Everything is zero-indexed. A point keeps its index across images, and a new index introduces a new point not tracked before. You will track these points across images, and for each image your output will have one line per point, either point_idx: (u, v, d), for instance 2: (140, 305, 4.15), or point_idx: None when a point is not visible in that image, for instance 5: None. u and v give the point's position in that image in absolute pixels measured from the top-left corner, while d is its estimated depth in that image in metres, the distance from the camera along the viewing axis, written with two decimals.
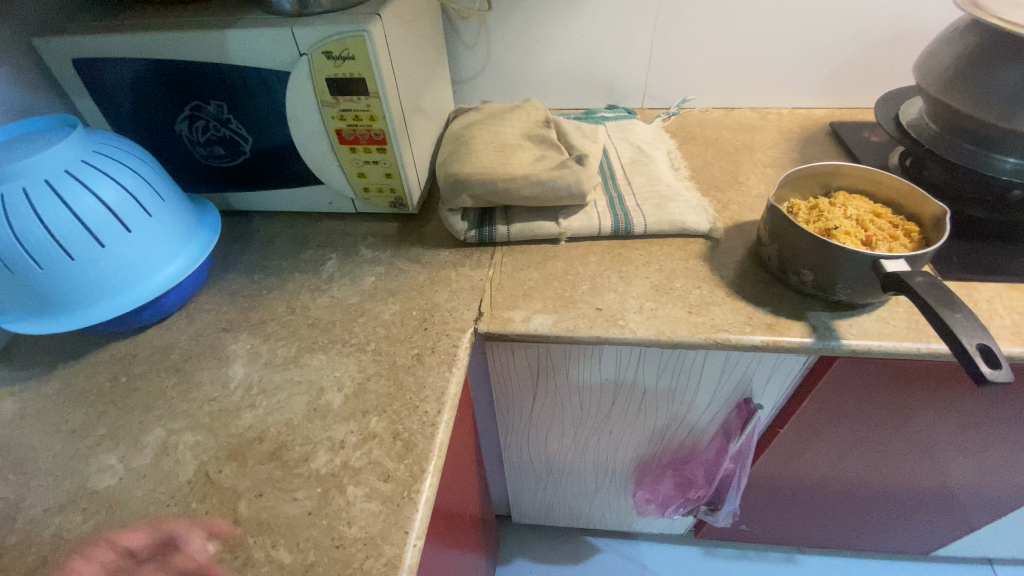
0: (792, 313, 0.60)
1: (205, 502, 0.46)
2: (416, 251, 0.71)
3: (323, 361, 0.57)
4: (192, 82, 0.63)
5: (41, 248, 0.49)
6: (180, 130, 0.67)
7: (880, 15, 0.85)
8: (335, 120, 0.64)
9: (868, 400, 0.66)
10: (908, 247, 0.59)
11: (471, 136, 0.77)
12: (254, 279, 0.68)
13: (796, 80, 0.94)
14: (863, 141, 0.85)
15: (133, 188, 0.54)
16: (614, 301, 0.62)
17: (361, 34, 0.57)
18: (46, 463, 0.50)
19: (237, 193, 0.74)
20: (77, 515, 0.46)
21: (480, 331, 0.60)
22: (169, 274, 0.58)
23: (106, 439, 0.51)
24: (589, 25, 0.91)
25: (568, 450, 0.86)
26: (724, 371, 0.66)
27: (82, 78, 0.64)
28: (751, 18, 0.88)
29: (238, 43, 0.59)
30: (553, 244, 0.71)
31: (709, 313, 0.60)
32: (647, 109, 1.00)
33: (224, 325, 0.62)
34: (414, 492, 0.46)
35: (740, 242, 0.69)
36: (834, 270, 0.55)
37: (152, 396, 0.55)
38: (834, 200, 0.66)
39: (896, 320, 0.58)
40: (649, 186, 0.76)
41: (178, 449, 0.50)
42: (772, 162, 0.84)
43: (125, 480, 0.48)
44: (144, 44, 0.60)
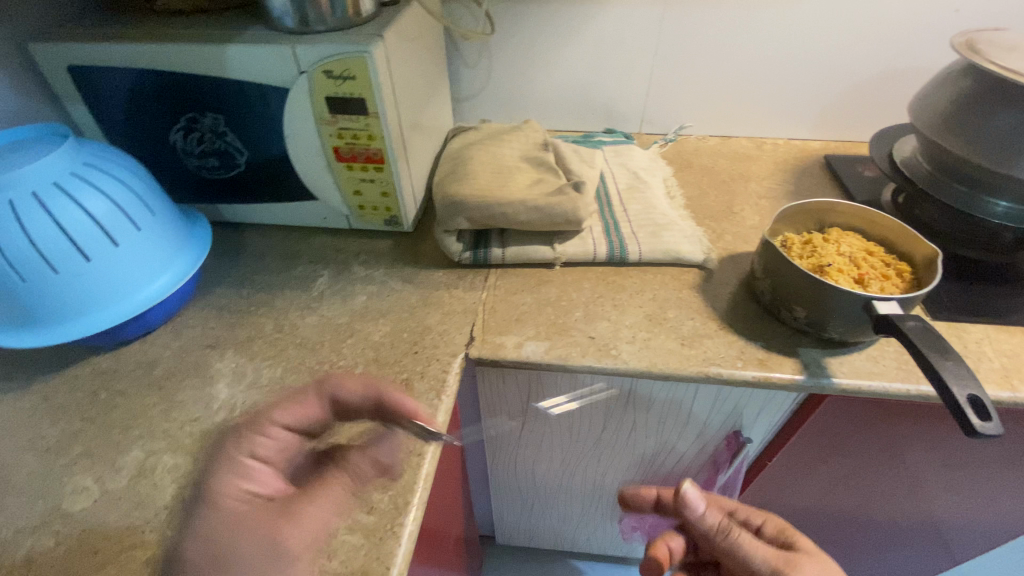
0: (785, 348, 0.59)
1: (181, 530, 0.45)
2: (410, 271, 0.70)
3: (309, 383, 0.56)
4: (189, 95, 0.62)
5: (25, 261, 0.49)
6: (175, 140, 0.67)
7: (876, 52, 0.87)
8: (332, 138, 0.63)
9: (858, 436, 0.66)
10: (899, 287, 0.59)
11: (469, 156, 0.77)
12: (242, 294, 0.67)
13: (792, 111, 0.96)
14: (857, 176, 0.86)
15: (123, 203, 0.54)
16: (607, 330, 0.62)
17: (362, 55, 0.56)
18: (18, 482, 0.49)
19: (230, 205, 0.73)
20: (49, 539, 0.45)
21: (471, 356, 0.60)
22: (156, 289, 0.57)
23: (82, 459, 0.50)
24: (590, 49, 0.92)
25: (556, 475, 0.85)
26: (715, 404, 0.66)
27: (76, 84, 0.63)
28: (749, 51, 0.89)
29: (238, 59, 0.58)
30: (548, 268, 0.70)
31: (701, 346, 0.60)
32: (645, 134, 1.01)
33: (210, 342, 0.61)
34: (397, 525, 0.47)
35: (734, 273, 0.69)
36: (827, 309, 0.55)
37: (131, 414, 0.54)
38: (828, 236, 0.66)
39: (886, 360, 0.58)
40: (645, 213, 0.75)
41: (156, 472, 0.49)
42: (767, 194, 0.84)
43: (100, 503, 0.47)
44: (141, 55, 0.59)
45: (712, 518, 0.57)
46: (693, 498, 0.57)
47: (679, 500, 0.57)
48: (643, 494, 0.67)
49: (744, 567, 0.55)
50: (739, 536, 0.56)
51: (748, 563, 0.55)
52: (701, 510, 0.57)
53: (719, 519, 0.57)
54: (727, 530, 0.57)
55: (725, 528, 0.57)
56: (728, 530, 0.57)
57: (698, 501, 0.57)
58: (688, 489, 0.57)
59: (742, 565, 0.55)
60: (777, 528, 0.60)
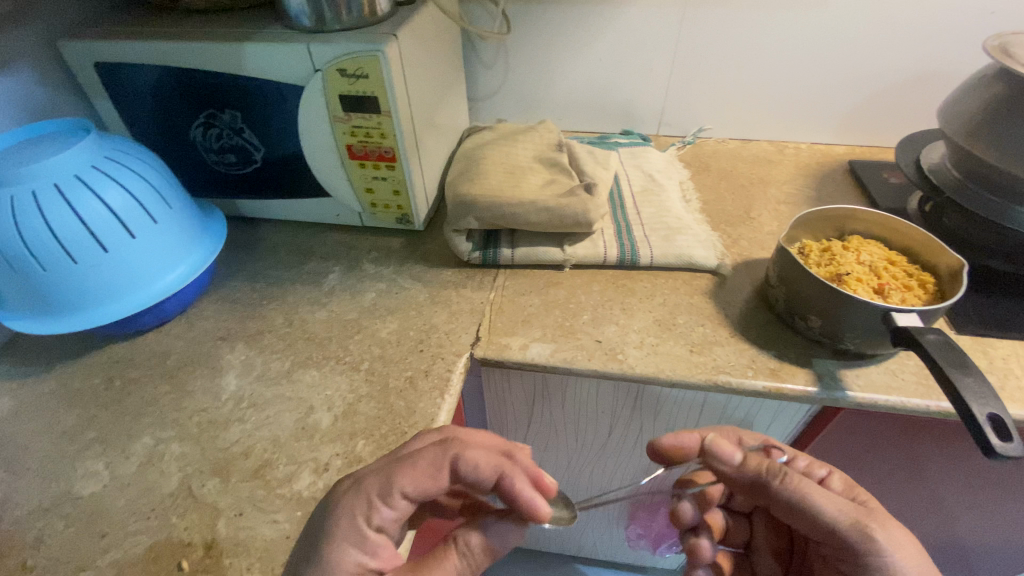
0: (798, 358, 0.58)
1: (185, 517, 0.46)
2: (419, 269, 0.71)
3: (315, 377, 0.57)
4: (209, 92, 0.64)
5: (46, 251, 0.50)
6: (194, 136, 0.68)
7: (905, 55, 0.84)
8: (346, 136, 0.64)
9: (873, 451, 0.64)
10: (921, 299, 0.57)
11: (483, 156, 0.77)
12: (255, 288, 0.68)
13: (816, 114, 0.93)
14: (881, 182, 0.83)
15: (141, 196, 0.55)
16: (615, 334, 0.61)
17: (375, 54, 0.57)
18: (33, 465, 0.50)
19: (246, 200, 0.75)
20: (58, 521, 0.46)
21: (476, 356, 0.59)
22: (171, 280, 0.58)
23: (94, 445, 0.52)
24: (608, 50, 0.91)
25: (562, 479, 0.84)
26: (725, 414, 0.65)
27: (102, 79, 0.65)
28: (771, 52, 0.87)
29: (255, 56, 0.59)
30: (557, 270, 0.70)
31: (711, 353, 0.58)
32: (663, 136, 1.00)
33: (222, 334, 0.62)
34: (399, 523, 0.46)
35: (748, 280, 0.67)
36: (843, 319, 0.53)
37: (143, 403, 0.55)
38: (847, 244, 0.64)
39: (905, 374, 0.56)
40: (658, 217, 0.74)
41: (164, 460, 0.50)
42: (787, 199, 0.82)
43: (109, 488, 0.48)
44: (163, 53, 0.61)
45: (759, 464, 0.51)
46: (728, 449, 0.52)
47: (712, 453, 0.52)
48: (684, 438, 0.56)
49: (811, 518, 0.49)
50: (802, 482, 0.50)
51: (817, 512, 0.48)
52: (738, 459, 0.52)
53: (767, 463, 0.51)
54: (782, 474, 0.50)
55: (775, 470, 0.50)
56: (785, 473, 0.50)
57: (731, 451, 0.52)
58: (720, 440, 0.52)
59: (810, 514, 0.49)
60: (845, 485, 0.55)
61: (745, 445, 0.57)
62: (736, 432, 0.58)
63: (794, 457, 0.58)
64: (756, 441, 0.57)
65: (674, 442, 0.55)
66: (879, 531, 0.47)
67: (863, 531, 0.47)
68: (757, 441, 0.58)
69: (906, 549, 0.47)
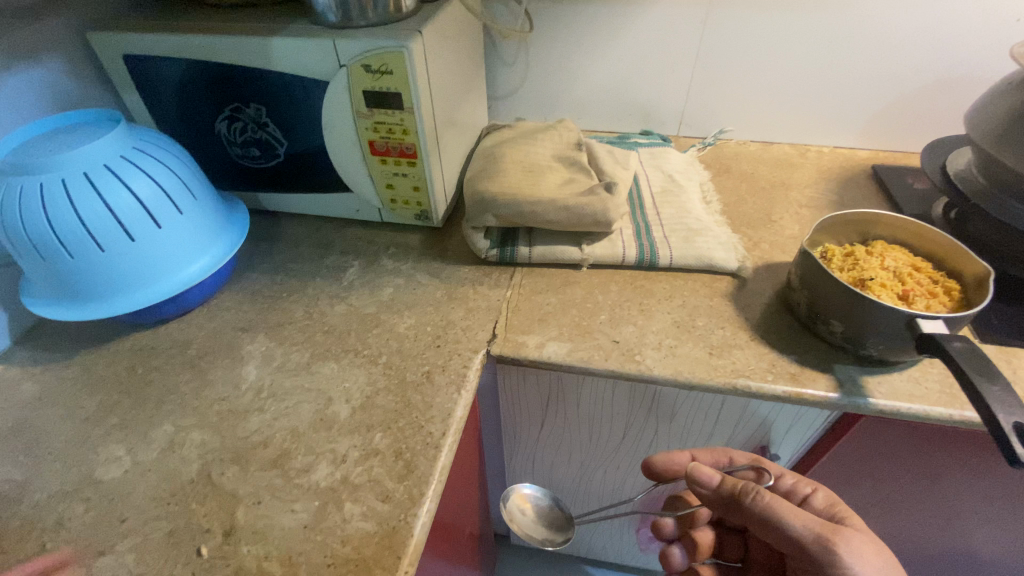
0: (819, 364, 0.57)
1: (204, 504, 0.47)
2: (437, 266, 0.71)
3: (334, 369, 0.57)
4: (234, 86, 0.65)
5: (74, 239, 0.52)
6: (219, 129, 0.69)
7: (934, 59, 0.83)
8: (368, 132, 0.65)
9: (892, 461, 0.63)
10: (947, 306, 0.56)
11: (502, 154, 0.77)
12: (275, 281, 0.69)
13: (840, 118, 0.92)
14: (906, 188, 0.82)
15: (167, 187, 0.56)
16: (632, 335, 0.60)
17: (400, 50, 0.57)
18: (58, 448, 0.51)
19: (268, 194, 0.76)
20: (81, 504, 0.47)
21: (493, 353, 0.59)
22: (195, 271, 0.59)
23: (117, 430, 0.53)
24: (629, 50, 0.90)
25: (573, 479, 0.84)
26: (742, 419, 0.64)
27: (130, 72, 0.66)
28: (795, 54, 0.86)
29: (282, 51, 0.60)
30: (574, 269, 0.70)
31: (730, 356, 0.58)
32: (682, 137, 0.99)
33: (242, 325, 0.63)
34: (411, 515, 0.45)
35: (768, 283, 0.67)
36: (866, 325, 0.53)
37: (164, 391, 0.56)
38: (871, 249, 0.63)
39: (929, 382, 0.55)
40: (678, 217, 0.74)
41: (184, 447, 0.51)
42: (808, 203, 0.81)
43: (130, 473, 0.49)
44: (191, 46, 0.62)
45: (733, 484, 0.55)
46: (705, 472, 0.56)
47: (692, 477, 0.57)
48: (677, 458, 0.64)
49: (780, 533, 0.52)
50: (771, 500, 0.53)
51: (784, 527, 0.52)
52: (716, 482, 0.56)
53: (739, 483, 0.55)
54: (754, 492, 0.54)
55: (748, 489, 0.54)
56: (757, 492, 0.53)
57: (704, 475, 0.56)
58: (698, 465, 0.57)
59: (778, 528, 0.52)
60: (827, 501, 0.60)
61: (735, 464, 0.64)
62: (727, 452, 0.65)
63: (782, 476, 0.63)
64: (746, 459, 0.64)
65: (667, 462, 0.64)
66: (843, 546, 0.50)
67: (828, 546, 0.50)
68: (746, 459, 0.65)
69: (869, 565, 0.49)
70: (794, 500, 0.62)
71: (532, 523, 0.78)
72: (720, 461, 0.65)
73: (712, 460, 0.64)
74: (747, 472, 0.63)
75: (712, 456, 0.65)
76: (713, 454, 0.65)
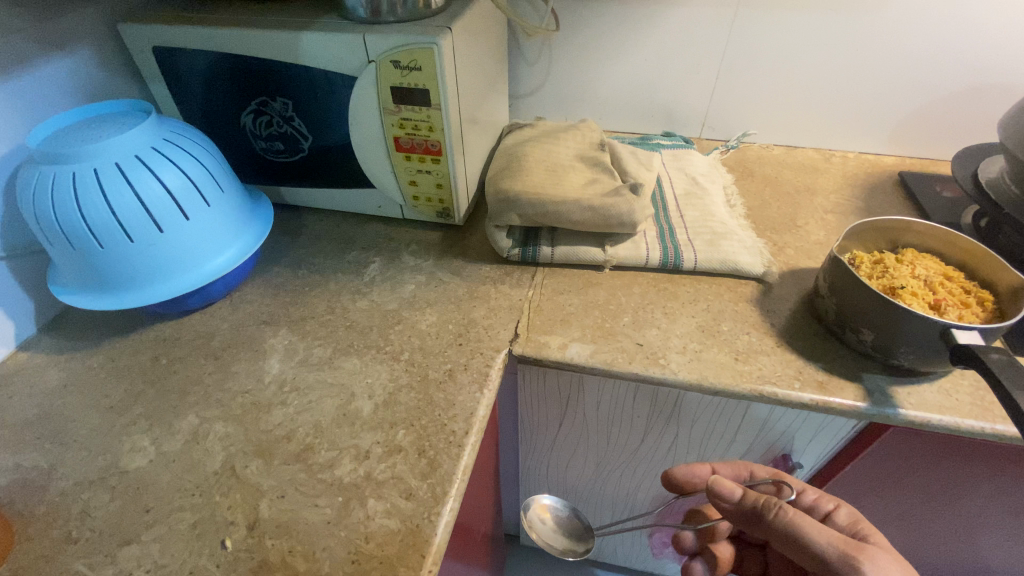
0: (846, 372, 0.56)
1: (228, 496, 0.47)
2: (458, 264, 0.71)
3: (357, 365, 0.57)
4: (261, 79, 0.65)
5: (105, 228, 0.52)
6: (245, 123, 0.69)
7: (966, 65, 0.81)
8: (394, 128, 0.64)
9: (916, 473, 0.62)
10: (980, 317, 0.55)
11: (525, 153, 0.76)
12: (298, 275, 0.69)
13: (866, 123, 0.91)
14: (934, 196, 0.80)
15: (196, 178, 0.56)
16: (656, 338, 0.60)
17: (430, 46, 0.57)
18: (83, 437, 0.52)
19: (290, 188, 0.76)
20: (106, 493, 0.47)
21: (515, 352, 0.59)
22: (220, 263, 0.60)
23: (141, 420, 0.53)
24: (654, 51, 0.89)
25: (588, 482, 0.83)
26: (766, 425, 0.63)
27: (159, 64, 0.67)
28: (823, 57, 0.85)
29: (311, 46, 0.60)
30: (596, 270, 0.69)
31: (756, 362, 0.57)
32: (705, 140, 0.98)
33: (265, 318, 0.63)
34: (435, 514, 0.45)
35: (794, 289, 0.66)
36: (898, 333, 0.52)
37: (187, 382, 0.56)
38: (901, 257, 0.62)
39: (960, 394, 0.54)
40: (702, 220, 0.73)
41: (208, 438, 0.51)
42: (834, 209, 0.80)
43: (155, 463, 0.49)
44: (220, 39, 0.62)
45: (755, 498, 0.55)
46: (727, 486, 0.57)
47: (714, 490, 0.57)
48: (697, 470, 0.64)
49: (803, 549, 0.51)
50: (793, 515, 0.53)
51: (808, 543, 0.51)
52: (738, 495, 0.56)
53: (762, 497, 0.55)
54: (777, 506, 0.54)
55: (770, 503, 0.54)
56: (779, 507, 0.53)
57: (727, 487, 0.56)
58: (720, 479, 0.57)
59: (801, 545, 0.51)
60: (850, 518, 0.59)
61: (756, 478, 0.64)
62: (748, 466, 0.65)
63: (804, 490, 0.62)
64: (767, 473, 0.64)
65: (687, 474, 0.64)
66: (868, 563, 0.48)
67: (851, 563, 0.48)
68: (767, 473, 0.64)
69: None
70: (816, 516, 0.61)
71: (552, 532, 0.81)
72: (741, 475, 0.65)
73: (733, 473, 0.64)
74: (768, 486, 0.63)
75: (733, 470, 0.64)
76: (733, 467, 0.65)
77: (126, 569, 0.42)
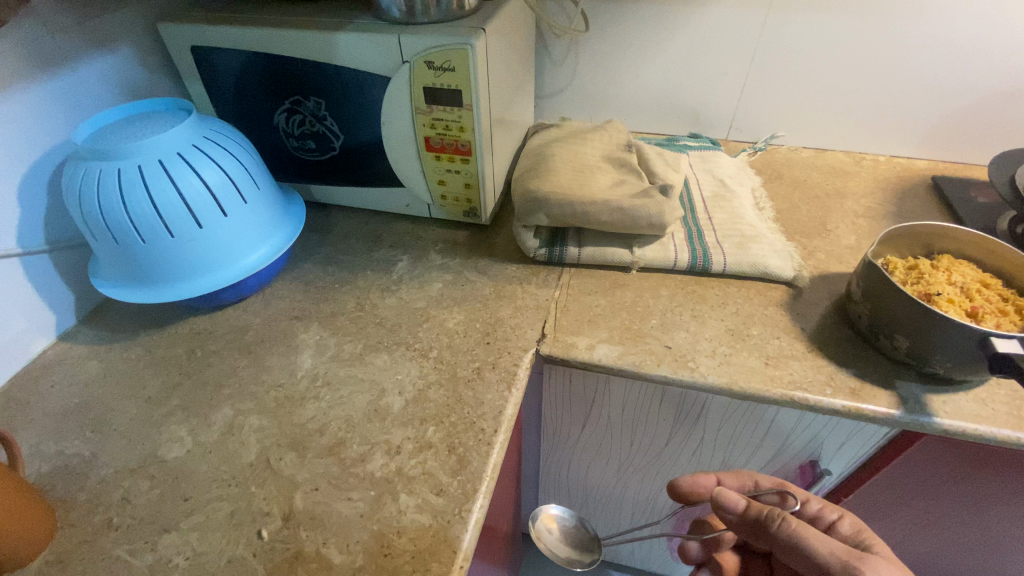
0: (879, 379, 0.55)
1: (264, 488, 0.48)
2: (484, 263, 0.71)
3: (386, 361, 0.58)
4: (296, 79, 0.66)
5: (147, 223, 0.53)
6: (278, 122, 0.71)
7: (1005, 67, 0.79)
8: (425, 128, 0.65)
9: (946, 481, 0.61)
10: (1019, 325, 0.54)
11: (552, 153, 0.76)
12: (328, 271, 0.70)
13: (899, 126, 0.89)
14: (968, 201, 0.79)
15: (234, 175, 0.57)
16: (685, 341, 0.60)
17: (464, 47, 0.57)
18: (122, 426, 0.53)
19: (320, 185, 0.77)
20: (145, 482, 0.49)
21: (542, 352, 0.59)
22: (256, 259, 0.61)
23: (178, 411, 0.54)
24: (683, 52, 0.89)
25: (608, 483, 0.83)
26: (794, 431, 0.62)
27: (196, 62, 0.68)
28: (855, 59, 0.84)
29: (346, 46, 0.61)
30: (623, 272, 0.69)
31: (786, 367, 0.57)
32: (732, 141, 0.97)
33: (297, 314, 0.64)
34: (465, 510, 0.45)
35: (825, 294, 0.65)
36: (935, 341, 0.51)
37: (222, 375, 0.57)
38: (936, 263, 0.61)
39: (996, 404, 0.53)
40: (731, 223, 0.72)
41: (243, 430, 0.52)
42: (865, 213, 0.79)
43: (192, 453, 0.50)
44: (256, 39, 0.63)
45: (758, 509, 0.54)
46: (730, 498, 0.56)
47: (717, 503, 0.56)
48: (702, 481, 0.64)
49: (807, 562, 0.51)
50: (798, 527, 0.52)
51: (812, 555, 0.50)
52: (741, 506, 0.56)
53: (765, 508, 0.54)
54: (780, 518, 0.53)
55: (774, 515, 0.53)
56: (783, 519, 0.52)
57: (730, 499, 0.55)
58: (723, 491, 0.56)
59: (805, 557, 0.50)
60: (855, 528, 0.58)
61: (760, 488, 0.64)
62: (753, 477, 0.65)
63: (807, 501, 0.62)
64: (770, 484, 0.64)
65: (692, 484, 0.64)
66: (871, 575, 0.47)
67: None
68: (771, 484, 0.64)
69: None
70: (820, 526, 0.60)
71: (558, 541, 0.80)
72: (746, 485, 0.65)
73: (737, 485, 0.64)
74: (772, 497, 0.62)
75: (738, 480, 0.64)
76: (738, 478, 0.65)
77: (166, 556, 0.44)
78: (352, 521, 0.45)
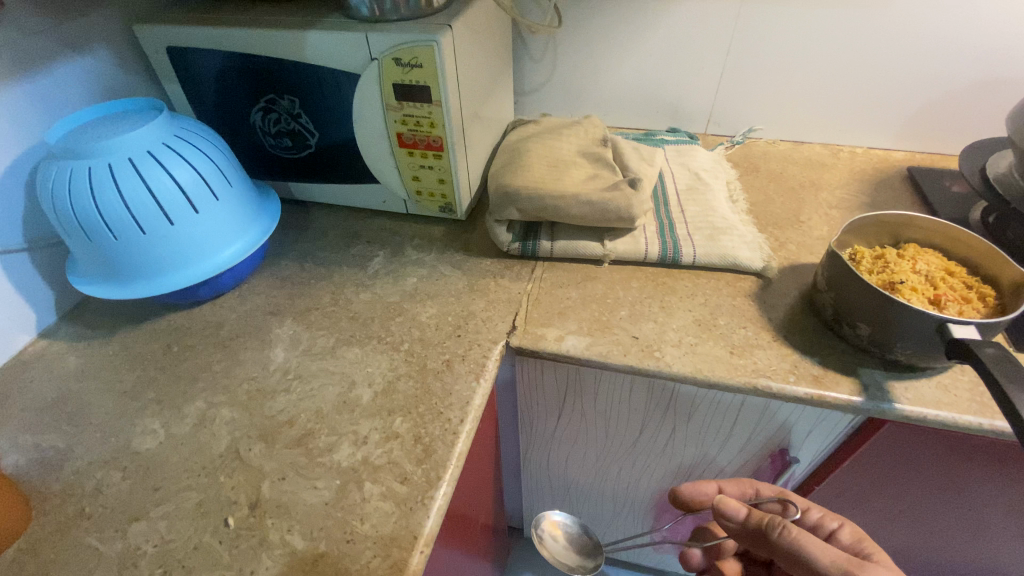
0: (842, 367, 0.56)
1: (232, 478, 0.49)
2: (459, 258, 0.72)
3: (357, 355, 0.59)
4: (269, 78, 0.67)
5: (119, 221, 0.54)
6: (254, 120, 0.72)
7: (977, 57, 0.79)
8: (397, 124, 0.66)
9: (915, 469, 0.62)
10: (981, 312, 0.54)
11: (527, 148, 0.77)
12: (304, 268, 0.71)
13: (876, 118, 0.89)
14: (943, 191, 0.79)
15: (205, 173, 0.58)
16: (652, 331, 0.60)
17: (430, 44, 0.58)
18: (97, 419, 0.54)
19: (298, 183, 0.78)
20: (118, 473, 0.50)
21: (512, 344, 0.60)
22: (229, 254, 0.62)
23: (152, 405, 0.55)
24: (658, 47, 0.90)
25: (588, 475, 0.84)
26: (762, 419, 0.63)
27: (172, 63, 0.69)
28: (828, 52, 0.84)
29: (316, 44, 0.62)
30: (596, 265, 0.70)
31: (752, 355, 0.57)
32: (710, 135, 0.98)
33: (272, 309, 0.65)
34: (428, 498, 0.46)
35: (794, 284, 0.66)
36: (894, 328, 0.52)
37: (197, 369, 0.58)
38: (903, 252, 0.62)
39: (958, 390, 0.54)
40: (702, 215, 0.73)
41: (215, 422, 0.53)
42: (839, 204, 0.79)
43: (164, 445, 0.52)
44: (229, 39, 0.64)
45: (759, 517, 0.56)
46: (731, 505, 0.57)
47: (719, 511, 0.57)
48: (703, 489, 0.66)
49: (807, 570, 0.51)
50: (798, 534, 0.53)
51: (810, 562, 0.51)
52: (742, 515, 0.57)
53: (765, 516, 0.55)
54: (781, 526, 0.54)
55: (774, 523, 0.54)
56: (782, 526, 0.54)
57: (731, 506, 0.57)
58: (723, 500, 0.58)
59: (803, 564, 0.51)
60: (855, 536, 0.59)
61: (761, 497, 0.66)
62: (754, 485, 0.67)
63: (808, 510, 0.64)
64: (771, 492, 0.66)
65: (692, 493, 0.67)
66: None
67: None
68: (773, 492, 0.66)
69: None
70: (822, 533, 0.62)
71: (563, 548, 0.84)
72: (747, 493, 0.67)
73: (738, 493, 0.66)
74: (773, 505, 0.64)
75: (739, 489, 0.66)
76: (738, 486, 0.67)
77: (135, 543, 0.45)
78: (316, 509, 0.46)
